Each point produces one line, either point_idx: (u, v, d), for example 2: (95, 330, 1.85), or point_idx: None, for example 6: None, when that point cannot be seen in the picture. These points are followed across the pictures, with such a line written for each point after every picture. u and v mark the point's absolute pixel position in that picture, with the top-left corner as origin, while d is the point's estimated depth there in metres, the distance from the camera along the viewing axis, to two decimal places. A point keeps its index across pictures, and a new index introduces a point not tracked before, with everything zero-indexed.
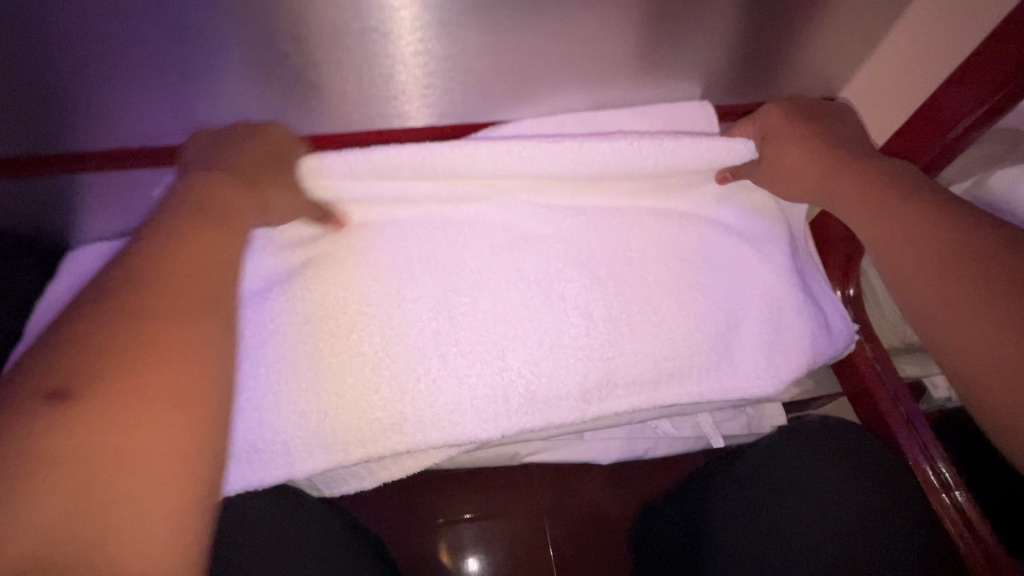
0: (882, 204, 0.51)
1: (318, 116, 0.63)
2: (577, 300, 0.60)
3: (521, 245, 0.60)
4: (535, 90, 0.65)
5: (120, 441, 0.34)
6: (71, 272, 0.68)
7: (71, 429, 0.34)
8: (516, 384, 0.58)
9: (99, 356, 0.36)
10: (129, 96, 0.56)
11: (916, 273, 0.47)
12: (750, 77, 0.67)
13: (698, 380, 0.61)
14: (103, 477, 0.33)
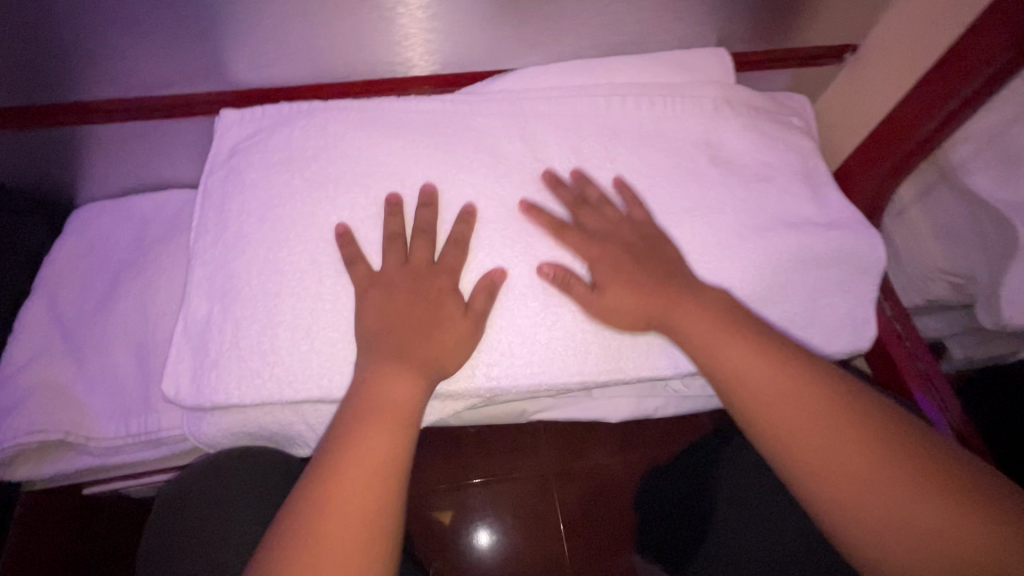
0: (745, 368, 0.47)
1: (318, 63, 0.61)
2: (594, 252, 0.54)
3: (528, 186, 0.57)
4: (541, 35, 0.62)
5: (370, 506, 0.41)
6: (78, 227, 0.66)
7: (335, 517, 0.40)
8: (526, 336, 0.51)
9: (370, 437, 0.44)
10: (126, 42, 0.54)
11: (870, 499, 0.41)
12: (769, 15, 0.64)
13: (723, 336, 0.57)
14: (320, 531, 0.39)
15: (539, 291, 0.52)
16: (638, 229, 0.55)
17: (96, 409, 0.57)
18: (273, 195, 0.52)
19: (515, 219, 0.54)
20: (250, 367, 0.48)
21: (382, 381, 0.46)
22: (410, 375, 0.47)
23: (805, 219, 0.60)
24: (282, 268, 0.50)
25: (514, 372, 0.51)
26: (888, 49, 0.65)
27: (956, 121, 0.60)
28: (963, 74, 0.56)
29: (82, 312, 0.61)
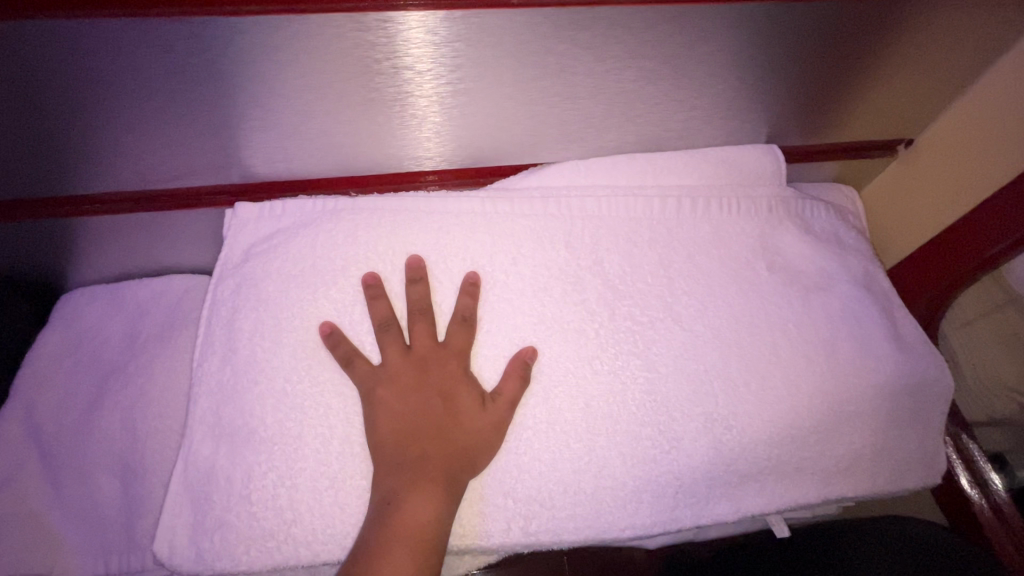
0: None
1: (341, 158, 0.56)
2: (642, 382, 0.49)
3: (571, 300, 0.51)
4: (582, 131, 0.58)
5: (419, 557, 0.39)
6: (65, 320, 0.60)
7: (387, 567, 0.38)
8: (569, 481, 0.46)
9: (414, 482, 0.41)
10: (135, 138, 0.49)
11: None
12: (821, 113, 0.61)
13: (784, 475, 0.51)
14: (382, 546, 0.39)
15: (581, 428, 0.47)
16: (686, 355, 0.51)
17: (72, 543, 0.51)
18: (283, 317, 0.46)
19: (555, 342, 0.49)
20: (265, 526, 0.41)
21: (408, 497, 0.41)
22: (436, 490, 0.42)
23: (868, 337, 0.55)
24: (293, 407, 0.44)
25: (552, 525, 0.46)
26: (955, 157, 0.61)
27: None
28: None
29: (61, 425, 0.55)
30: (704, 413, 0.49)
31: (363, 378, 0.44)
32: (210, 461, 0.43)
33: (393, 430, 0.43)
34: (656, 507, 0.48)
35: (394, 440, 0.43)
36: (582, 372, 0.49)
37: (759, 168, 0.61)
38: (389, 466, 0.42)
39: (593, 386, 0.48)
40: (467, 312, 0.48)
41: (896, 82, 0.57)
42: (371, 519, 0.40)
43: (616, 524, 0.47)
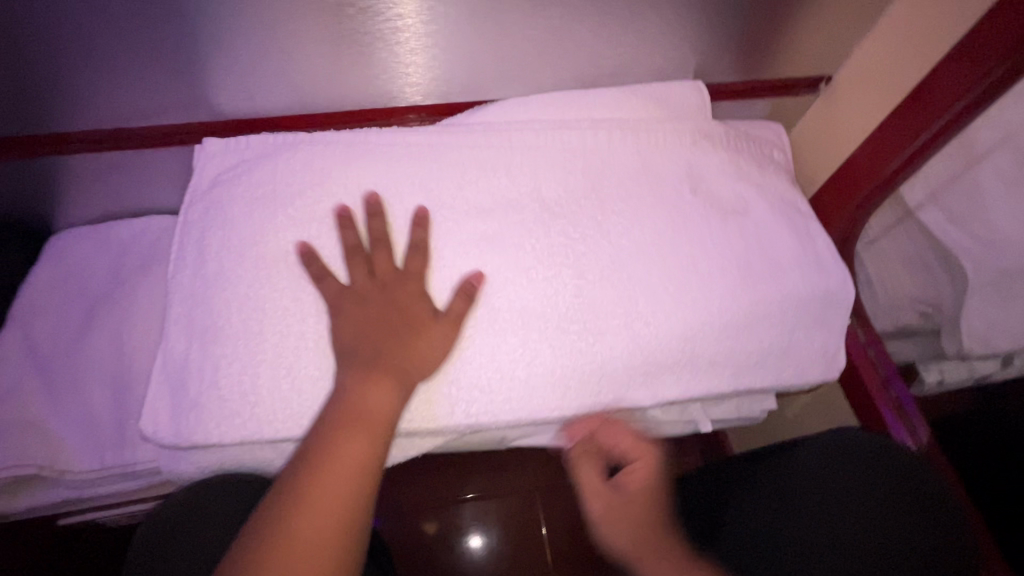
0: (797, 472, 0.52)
1: (300, 96, 0.61)
2: (572, 287, 0.55)
3: (509, 219, 0.57)
4: (521, 69, 0.63)
5: (371, 442, 0.45)
6: (53, 256, 0.65)
7: (345, 449, 0.44)
8: (508, 368, 0.53)
9: (368, 377, 0.47)
10: (106, 77, 0.54)
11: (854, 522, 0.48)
12: (744, 49, 0.66)
13: (699, 368, 0.58)
14: (339, 433, 0.45)
15: (514, 329, 0.53)
16: (613, 264, 0.57)
17: (71, 442, 0.57)
18: (247, 233, 0.52)
19: (494, 253, 0.55)
20: (231, 406, 0.48)
21: (364, 389, 0.47)
22: (389, 383, 0.47)
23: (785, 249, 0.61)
24: (257, 307, 0.50)
25: (493, 407, 0.53)
26: (862, 85, 0.66)
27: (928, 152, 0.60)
28: (941, 104, 0.56)
29: (55, 345, 0.61)
30: (626, 314, 0.55)
31: (320, 282, 0.50)
32: (187, 354, 0.49)
33: (346, 325, 0.50)
34: (585, 393, 0.55)
35: (348, 333, 0.49)
36: (517, 279, 0.54)
37: (686, 102, 0.66)
38: (347, 357, 0.48)
39: (528, 292, 0.54)
40: (415, 231, 0.53)
41: (809, 18, 0.62)
42: (330, 407, 0.46)
43: (548, 410, 0.54)
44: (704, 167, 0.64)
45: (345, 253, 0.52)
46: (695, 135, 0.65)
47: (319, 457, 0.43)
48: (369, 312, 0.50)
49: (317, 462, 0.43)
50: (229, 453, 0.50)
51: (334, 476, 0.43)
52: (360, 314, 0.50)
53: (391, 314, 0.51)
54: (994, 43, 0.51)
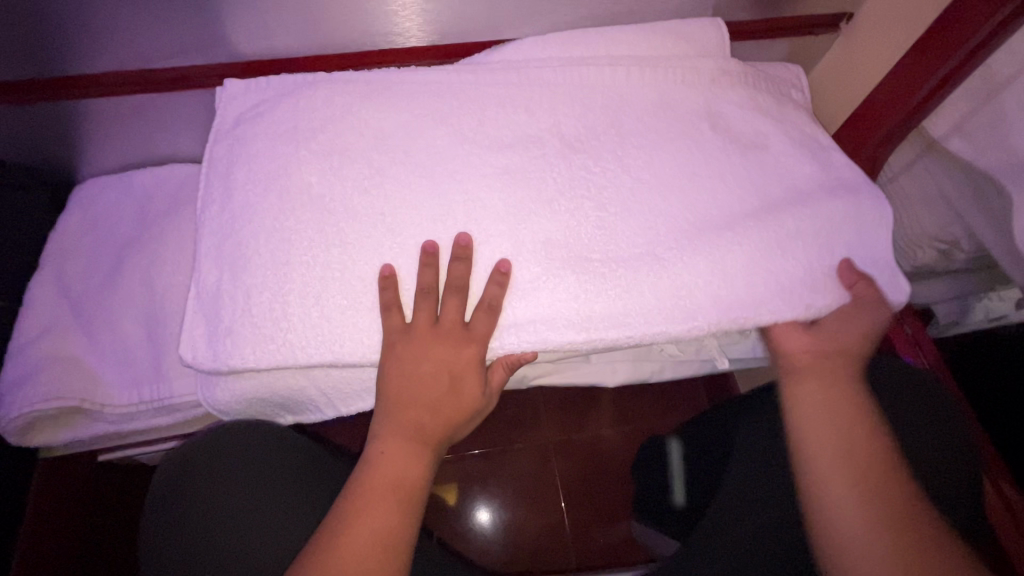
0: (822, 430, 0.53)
1: (318, 34, 0.61)
2: (594, 220, 0.56)
3: (530, 154, 0.57)
4: (538, 5, 0.63)
5: (422, 414, 0.53)
6: (81, 204, 0.67)
7: (398, 433, 0.53)
8: (536, 297, 0.53)
9: (408, 353, 0.52)
10: (127, 13, 0.54)
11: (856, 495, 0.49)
12: None
13: None
14: (395, 410, 0.53)
15: (538, 260, 0.54)
16: (633, 197, 0.57)
17: (109, 377, 0.59)
18: (273, 168, 0.52)
19: (516, 186, 0.55)
20: (263, 332, 0.48)
21: (404, 362, 0.51)
22: (424, 356, 0.52)
23: (812, 178, 0.59)
24: (285, 238, 0.50)
25: (521, 335, 0.53)
26: (884, 16, 0.64)
27: (948, 88, 0.60)
28: (958, 41, 0.56)
29: (88, 285, 0.63)
30: (648, 246, 0.56)
31: (347, 214, 0.51)
32: (220, 285, 0.50)
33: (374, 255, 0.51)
34: (611, 325, 0.55)
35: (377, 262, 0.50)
36: (540, 212, 0.55)
37: (706, 39, 0.65)
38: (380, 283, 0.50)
39: (550, 225, 0.55)
40: (438, 165, 0.54)
41: None
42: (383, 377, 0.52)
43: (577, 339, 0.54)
44: (726, 103, 0.63)
45: (370, 186, 0.52)
46: (716, 70, 0.64)
47: (383, 431, 0.53)
48: (394, 243, 0.51)
49: (380, 444, 0.53)
50: (263, 381, 0.52)
51: (396, 453, 0.52)
52: (388, 244, 0.51)
53: (418, 244, 0.52)
54: None
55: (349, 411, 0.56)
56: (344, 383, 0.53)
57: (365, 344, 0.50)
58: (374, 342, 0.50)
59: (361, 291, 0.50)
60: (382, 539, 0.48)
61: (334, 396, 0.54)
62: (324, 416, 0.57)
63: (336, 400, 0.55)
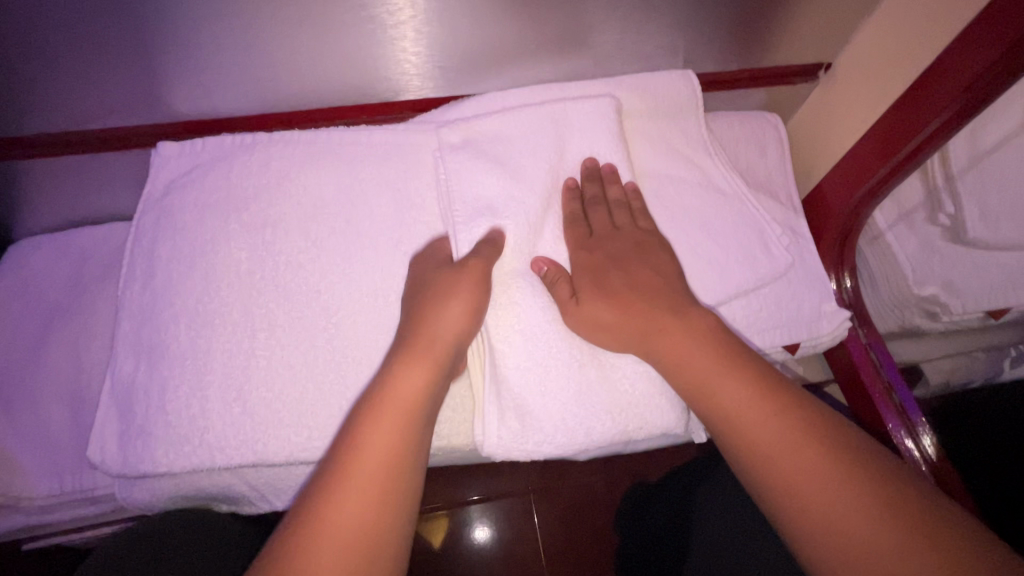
0: (728, 395, 0.43)
1: (263, 93, 0.58)
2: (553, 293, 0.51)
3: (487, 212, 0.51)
4: (498, 61, 0.59)
5: (381, 479, 0.38)
6: (12, 267, 0.62)
7: (340, 502, 0.36)
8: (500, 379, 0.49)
9: (386, 384, 0.42)
10: (44, 78, 0.50)
11: (792, 453, 0.40)
12: (740, 39, 0.61)
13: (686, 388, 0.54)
14: (347, 464, 0.38)
15: (523, 331, 0.49)
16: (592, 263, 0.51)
17: (28, 467, 0.54)
18: (201, 245, 0.48)
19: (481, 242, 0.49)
20: (180, 431, 0.44)
21: (393, 380, 0.42)
22: (415, 383, 0.42)
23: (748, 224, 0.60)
24: (213, 321, 0.47)
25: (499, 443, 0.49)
26: (864, 72, 0.61)
27: (924, 153, 0.56)
28: (936, 105, 0.52)
29: (10, 361, 0.58)
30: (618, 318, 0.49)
31: (283, 295, 0.48)
32: (139, 376, 0.46)
33: (313, 340, 0.47)
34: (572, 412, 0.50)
35: (316, 346, 0.47)
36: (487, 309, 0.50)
37: (675, 94, 0.61)
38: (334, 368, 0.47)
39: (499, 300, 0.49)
40: (386, 240, 0.51)
41: (811, 4, 0.58)
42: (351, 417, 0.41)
43: (555, 445, 0.50)
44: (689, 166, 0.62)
45: (307, 263, 0.49)
46: (674, 130, 0.62)
47: (318, 505, 0.36)
48: (336, 324, 0.48)
49: (310, 515, 0.36)
50: (186, 479, 0.48)
51: (339, 528, 0.35)
52: (327, 328, 0.48)
53: (361, 325, 0.48)
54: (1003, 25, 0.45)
55: (285, 504, 0.52)
56: (275, 480, 0.49)
57: (292, 442, 0.45)
58: (302, 440, 0.46)
59: (289, 383, 0.46)
60: (368, 531, 0.35)
61: (266, 490, 0.50)
62: (260, 508, 0.53)
63: (269, 495, 0.50)
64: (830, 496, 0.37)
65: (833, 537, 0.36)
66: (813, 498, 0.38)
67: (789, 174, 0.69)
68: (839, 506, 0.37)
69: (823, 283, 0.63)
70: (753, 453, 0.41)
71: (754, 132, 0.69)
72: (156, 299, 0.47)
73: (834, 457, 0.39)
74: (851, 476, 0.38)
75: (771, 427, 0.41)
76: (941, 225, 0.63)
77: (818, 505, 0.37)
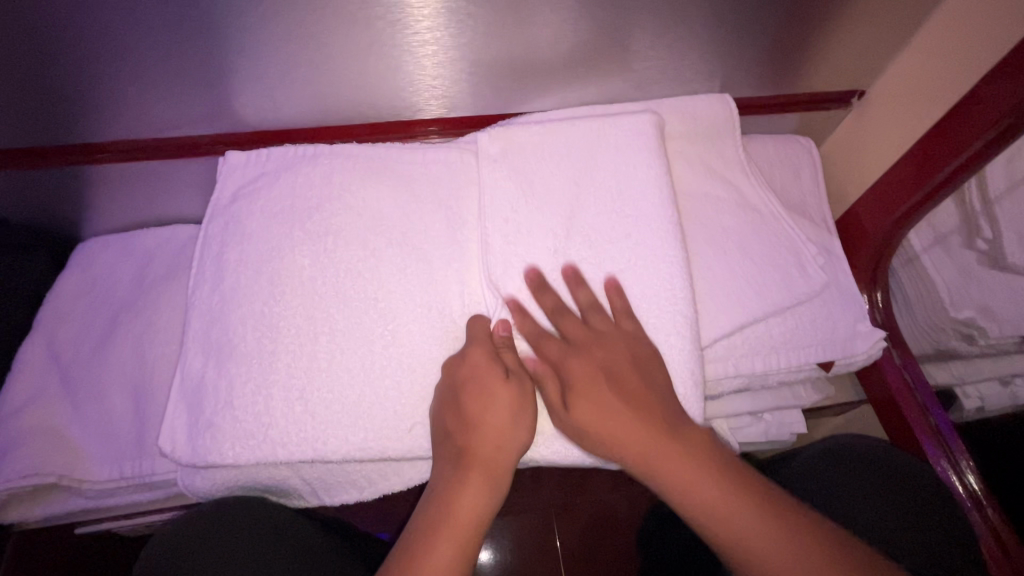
0: (608, 417, 0.48)
1: (325, 108, 0.62)
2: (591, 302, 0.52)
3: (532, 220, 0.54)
4: (545, 83, 0.63)
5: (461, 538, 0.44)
6: (80, 264, 0.66)
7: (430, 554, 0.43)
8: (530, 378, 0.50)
9: (477, 429, 0.47)
10: (134, 88, 0.55)
11: (663, 465, 0.46)
12: (778, 65, 0.64)
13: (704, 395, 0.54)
14: (436, 522, 0.44)
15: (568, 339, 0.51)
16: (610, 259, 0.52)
17: (90, 452, 0.57)
18: (267, 248, 0.52)
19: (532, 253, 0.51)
20: (243, 424, 0.47)
21: (478, 430, 0.47)
22: (506, 427, 0.47)
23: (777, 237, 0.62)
24: (277, 318, 0.50)
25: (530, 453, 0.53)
26: (898, 101, 0.63)
27: (959, 179, 0.58)
28: (972, 133, 0.54)
29: (79, 352, 0.61)
30: None
31: (342, 297, 0.50)
32: (208, 367, 0.49)
33: (368, 340, 0.50)
34: None
35: (371, 348, 0.50)
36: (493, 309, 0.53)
37: (710, 116, 0.63)
38: (392, 368, 0.50)
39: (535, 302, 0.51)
40: (440, 248, 0.53)
41: (847, 35, 0.61)
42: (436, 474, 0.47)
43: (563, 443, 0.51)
44: (728, 185, 0.64)
45: (366, 267, 0.51)
46: (713, 151, 0.64)
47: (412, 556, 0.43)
48: (392, 326, 0.50)
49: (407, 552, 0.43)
50: (245, 471, 0.50)
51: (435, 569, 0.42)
52: (383, 330, 0.50)
53: (415, 328, 0.51)
54: None
55: (332, 501, 0.54)
56: (326, 475, 0.51)
57: (348, 440, 0.48)
58: (358, 439, 0.48)
59: (347, 381, 0.49)
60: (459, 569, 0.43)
61: (318, 485, 0.52)
62: (308, 503, 0.55)
63: (319, 490, 0.53)
64: (705, 491, 0.45)
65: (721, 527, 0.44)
66: (693, 494, 0.45)
67: (824, 199, 0.71)
68: (706, 491, 0.45)
69: (858, 303, 0.64)
70: (648, 469, 0.46)
71: (790, 156, 0.71)
72: (224, 296, 0.51)
73: (700, 459, 0.46)
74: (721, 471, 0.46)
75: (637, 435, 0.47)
76: (978, 250, 0.62)
77: (704, 504, 0.44)
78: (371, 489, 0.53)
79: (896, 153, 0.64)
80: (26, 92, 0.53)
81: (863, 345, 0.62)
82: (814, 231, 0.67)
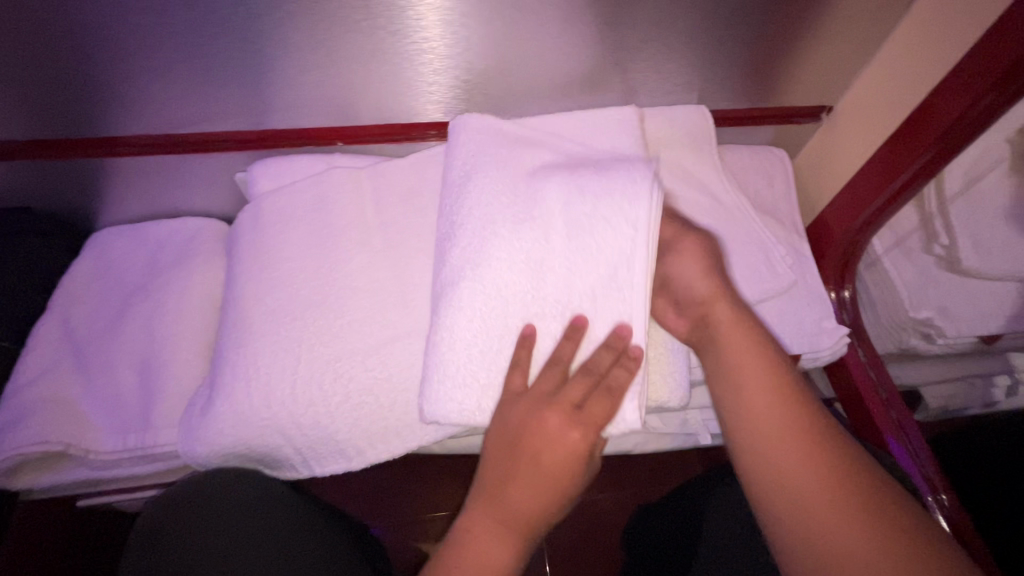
0: (751, 396, 0.48)
1: (331, 111, 0.66)
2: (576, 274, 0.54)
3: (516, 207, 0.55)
4: (534, 92, 0.68)
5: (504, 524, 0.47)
6: (94, 251, 0.70)
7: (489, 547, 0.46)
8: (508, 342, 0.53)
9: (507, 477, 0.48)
10: (157, 86, 0.59)
11: (798, 463, 0.44)
12: (751, 80, 0.69)
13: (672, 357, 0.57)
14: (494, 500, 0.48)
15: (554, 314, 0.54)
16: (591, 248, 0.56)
17: (96, 423, 0.60)
18: None
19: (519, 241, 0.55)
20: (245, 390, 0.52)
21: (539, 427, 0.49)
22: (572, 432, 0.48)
23: (748, 237, 0.67)
24: None
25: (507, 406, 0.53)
26: (861, 113, 0.68)
27: (917, 183, 0.62)
28: (926, 140, 0.59)
29: (91, 330, 0.65)
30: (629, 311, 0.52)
31: None
32: None
33: None
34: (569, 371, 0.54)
35: None
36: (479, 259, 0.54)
37: (688, 123, 0.69)
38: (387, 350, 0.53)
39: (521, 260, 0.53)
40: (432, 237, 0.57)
41: (814, 53, 0.66)
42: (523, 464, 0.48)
43: None
44: (703, 186, 0.69)
45: None
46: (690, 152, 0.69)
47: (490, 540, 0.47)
48: None
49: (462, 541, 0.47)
50: (245, 439, 0.55)
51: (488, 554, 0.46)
52: None
53: None
54: (979, 78, 0.52)
55: (323, 471, 0.58)
56: (319, 444, 0.56)
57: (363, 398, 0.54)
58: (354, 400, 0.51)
59: None
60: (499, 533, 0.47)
61: (310, 455, 0.57)
62: (300, 474, 0.60)
63: (311, 461, 0.57)
64: (793, 467, 0.44)
65: (811, 515, 0.41)
66: (786, 482, 0.43)
67: (796, 205, 0.75)
68: (790, 470, 0.43)
69: (825, 300, 0.68)
70: (752, 448, 0.46)
71: (764, 164, 0.76)
72: None
73: (783, 431, 0.45)
74: (810, 453, 0.44)
75: (773, 416, 0.46)
76: (937, 254, 0.69)
77: (809, 504, 0.42)
78: (360, 458, 0.57)
79: (860, 161, 0.69)
80: (57, 86, 0.58)
81: (830, 339, 0.66)
82: (782, 232, 0.71)
